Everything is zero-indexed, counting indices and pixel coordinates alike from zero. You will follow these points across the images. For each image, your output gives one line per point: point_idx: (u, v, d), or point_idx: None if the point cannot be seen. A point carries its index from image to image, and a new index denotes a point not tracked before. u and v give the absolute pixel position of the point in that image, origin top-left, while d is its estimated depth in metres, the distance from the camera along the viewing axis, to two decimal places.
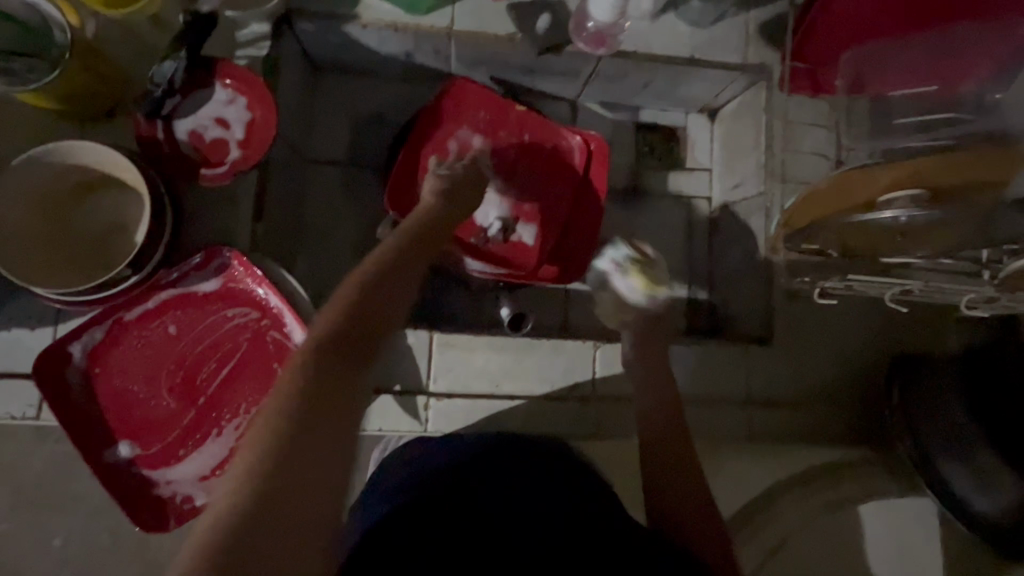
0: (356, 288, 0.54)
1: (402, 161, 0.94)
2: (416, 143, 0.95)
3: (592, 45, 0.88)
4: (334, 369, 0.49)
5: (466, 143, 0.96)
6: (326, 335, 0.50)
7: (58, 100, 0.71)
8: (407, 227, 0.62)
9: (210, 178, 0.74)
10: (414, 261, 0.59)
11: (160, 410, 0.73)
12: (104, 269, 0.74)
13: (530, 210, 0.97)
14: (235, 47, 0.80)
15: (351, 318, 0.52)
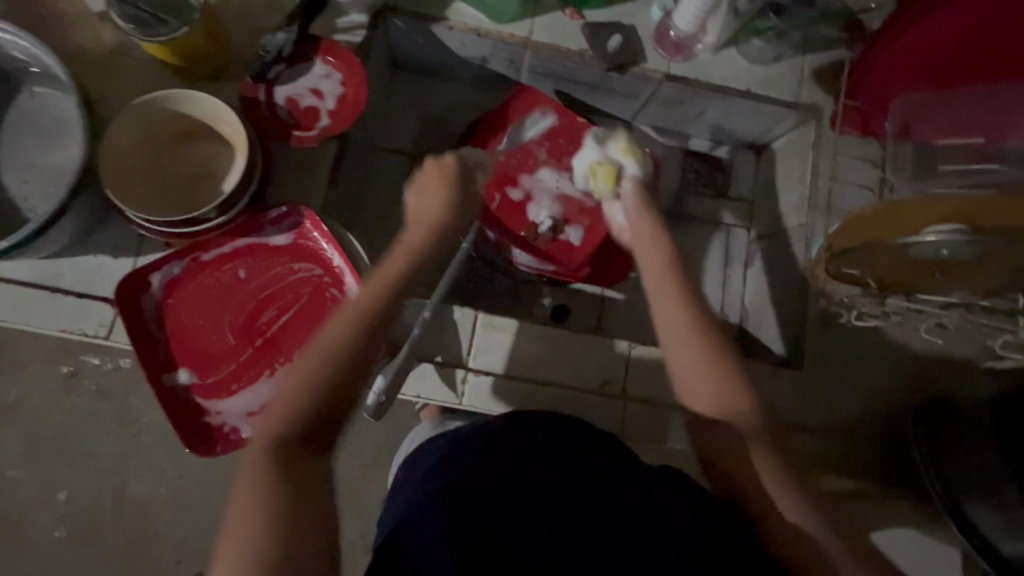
0: (313, 375, 0.55)
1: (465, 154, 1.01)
2: (481, 139, 1.02)
3: (671, 52, 0.96)
4: (301, 467, 0.51)
5: (526, 141, 1.02)
6: (288, 436, 0.52)
7: (180, 56, 0.78)
8: (361, 298, 0.60)
9: (300, 139, 0.80)
10: (370, 339, 0.58)
11: (220, 346, 0.78)
12: (189, 210, 0.80)
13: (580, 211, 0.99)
14: (335, 31, 0.89)
15: (309, 417, 0.54)
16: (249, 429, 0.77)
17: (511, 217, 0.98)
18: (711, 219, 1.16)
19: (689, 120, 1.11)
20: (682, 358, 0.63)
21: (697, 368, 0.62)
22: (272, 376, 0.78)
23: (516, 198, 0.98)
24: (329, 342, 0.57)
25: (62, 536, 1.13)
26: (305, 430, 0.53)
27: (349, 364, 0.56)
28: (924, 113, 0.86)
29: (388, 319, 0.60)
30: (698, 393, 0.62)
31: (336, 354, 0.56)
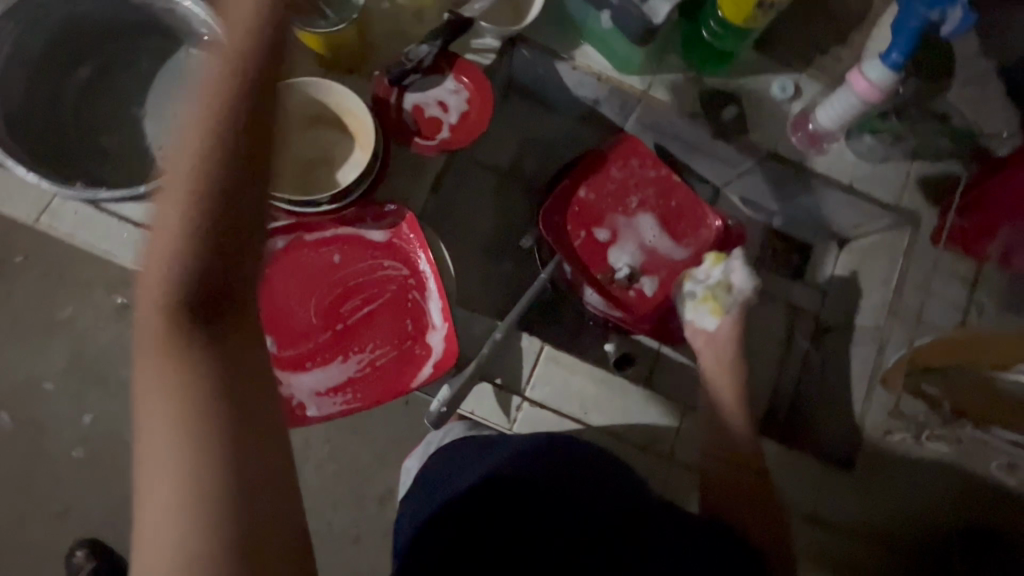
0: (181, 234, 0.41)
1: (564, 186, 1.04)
2: (578, 176, 1.04)
3: (805, 143, 0.96)
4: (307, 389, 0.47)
5: (620, 189, 1.04)
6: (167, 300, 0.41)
7: (328, 48, 0.83)
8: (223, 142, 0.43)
9: (420, 147, 0.84)
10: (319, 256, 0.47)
11: (302, 323, 0.81)
12: (303, 191, 0.84)
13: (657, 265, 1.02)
14: (468, 49, 0.93)
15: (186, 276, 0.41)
16: (314, 407, 0.79)
17: (595, 254, 1.01)
18: (780, 299, 1.15)
19: (778, 198, 1.11)
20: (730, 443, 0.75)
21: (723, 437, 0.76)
22: (344, 363, 0.81)
23: (602, 237, 1.02)
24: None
25: (80, 456, 1.14)
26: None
27: (209, 238, 0.40)
28: None
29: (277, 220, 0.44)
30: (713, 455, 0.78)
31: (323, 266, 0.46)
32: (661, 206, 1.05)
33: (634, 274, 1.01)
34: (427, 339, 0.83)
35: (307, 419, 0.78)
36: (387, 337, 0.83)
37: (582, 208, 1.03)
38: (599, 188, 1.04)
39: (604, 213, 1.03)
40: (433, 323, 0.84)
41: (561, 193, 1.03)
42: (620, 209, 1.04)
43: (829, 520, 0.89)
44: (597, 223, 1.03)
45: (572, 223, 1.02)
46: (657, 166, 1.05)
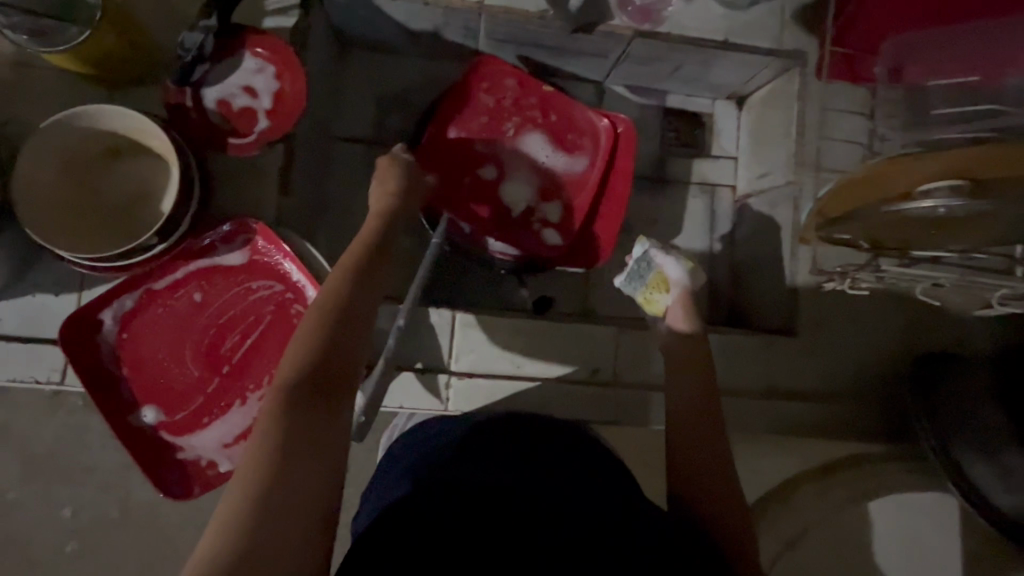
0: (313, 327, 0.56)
1: (431, 139, 0.93)
2: (442, 123, 0.93)
3: (637, 19, 0.89)
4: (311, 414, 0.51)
5: (495, 122, 0.94)
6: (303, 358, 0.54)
7: (91, 65, 0.70)
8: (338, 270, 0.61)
9: (238, 148, 0.72)
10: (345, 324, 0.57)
11: (183, 378, 0.73)
12: (129, 239, 0.73)
13: (555, 189, 0.95)
14: (264, 14, 0.78)
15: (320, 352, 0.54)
16: (227, 462, 0.72)
17: (489, 199, 0.93)
18: (693, 182, 1.10)
19: (662, 76, 1.03)
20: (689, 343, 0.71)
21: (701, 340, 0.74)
22: (244, 405, 0.73)
23: (490, 177, 0.94)
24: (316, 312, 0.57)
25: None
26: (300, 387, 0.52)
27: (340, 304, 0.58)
28: (917, 50, 0.80)
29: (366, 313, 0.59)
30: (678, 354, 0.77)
31: (331, 328, 0.56)
32: (544, 121, 0.95)
33: (536, 206, 0.94)
34: None
35: (224, 475, 0.72)
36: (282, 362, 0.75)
37: (461, 154, 0.93)
38: (470, 129, 0.94)
39: (485, 151, 0.94)
40: None
41: (431, 146, 0.92)
42: (501, 140, 0.95)
43: (787, 388, 0.88)
44: (481, 163, 0.94)
45: (452, 174, 0.92)
46: (522, 80, 0.94)
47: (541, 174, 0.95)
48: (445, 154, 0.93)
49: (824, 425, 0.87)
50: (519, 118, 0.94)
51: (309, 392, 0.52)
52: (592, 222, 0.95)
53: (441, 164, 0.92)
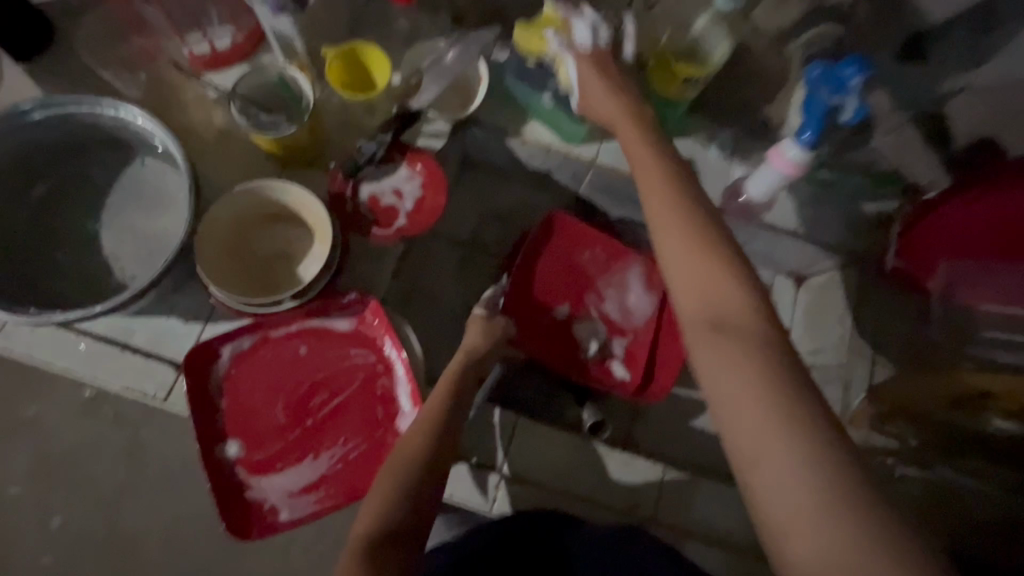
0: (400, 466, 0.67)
1: (518, 270, 1.02)
2: (529, 259, 1.03)
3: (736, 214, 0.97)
4: (386, 559, 0.59)
5: (579, 268, 1.04)
6: (390, 508, 0.63)
7: (281, 149, 0.86)
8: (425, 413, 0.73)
9: (379, 237, 0.87)
10: (428, 476, 0.67)
11: (271, 423, 0.80)
12: (265, 289, 0.85)
13: (625, 334, 1.02)
14: (420, 135, 0.95)
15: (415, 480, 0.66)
16: (288, 510, 0.77)
17: (559, 335, 1.02)
18: None
19: None
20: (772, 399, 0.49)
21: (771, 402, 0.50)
22: (317, 460, 0.80)
23: (562, 316, 1.02)
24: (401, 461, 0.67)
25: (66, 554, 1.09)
26: (381, 533, 0.61)
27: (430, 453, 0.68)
28: (969, 280, 0.89)
29: (443, 470, 0.68)
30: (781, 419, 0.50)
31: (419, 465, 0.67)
32: (620, 278, 1.04)
33: (600, 353, 1.02)
34: (398, 426, 0.82)
35: (280, 524, 0.76)
36: (359, 427, 0.82)
37: (539, 291, 1.03)
38: (551, 270, 1.03)
39: (560, 294, 1.03)
40: (403, 409, 0.83)
41: (516, 274, 1.02)
42: (577, 287, 1.04)
43: None
44: (556, 300, 1.03)
45: (529, 306, 1.02)
46: (603, 241, 1.04)
47: (613, 320, 1.03)
48: (527, 287, 1.02)
49: None
50: (601, 268, 1.04)
51: (386, 543, 0.60)
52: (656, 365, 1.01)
53: (521, 294, 1.02)
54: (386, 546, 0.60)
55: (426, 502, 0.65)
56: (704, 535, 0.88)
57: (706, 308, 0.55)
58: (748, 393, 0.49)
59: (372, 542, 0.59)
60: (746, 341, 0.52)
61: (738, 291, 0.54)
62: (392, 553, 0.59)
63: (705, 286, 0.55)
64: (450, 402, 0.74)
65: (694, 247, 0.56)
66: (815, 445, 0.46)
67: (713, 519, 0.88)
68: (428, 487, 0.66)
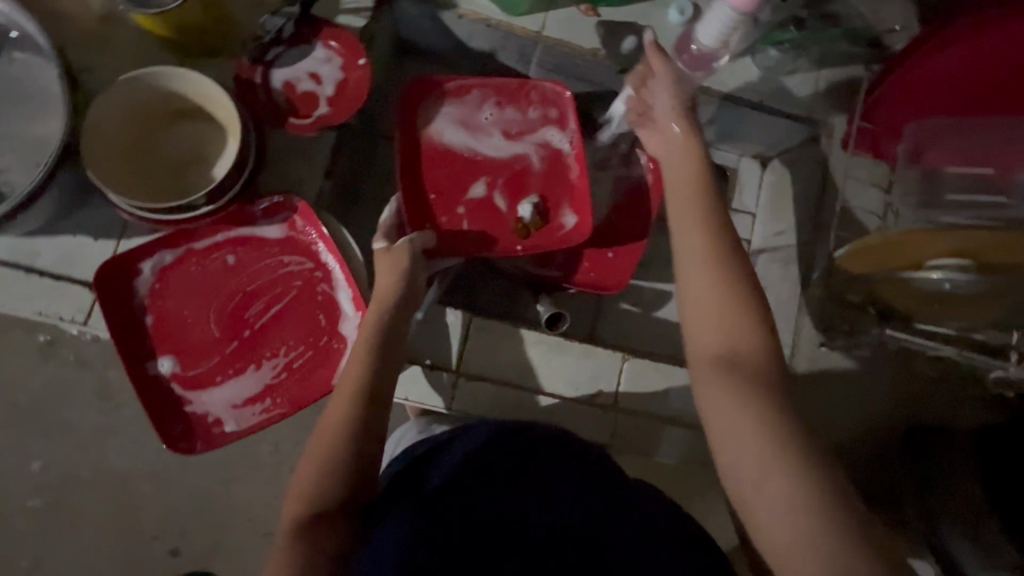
0: (337, 434, 0.62)
1: (403, 148, 0.88)
2: (412, 134, 0.88)
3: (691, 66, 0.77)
4: (324, 535, 0.58)
5: (475, 124, 0.90)
6: (329, 470, 0.60)
7: (171, 30, 0.74)
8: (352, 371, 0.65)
9: (297, 128, 0.77)
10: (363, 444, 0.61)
11: (204, 337, 0.76)
12: (177, 195, 0.76)
13: (558, 182, 0.90)
14: (338, 11, 0.84)
15: (351, 444, 0.61)
16: (233, 422, 0.74)
17: (483, 216, 0.88)
18: None
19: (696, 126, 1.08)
20: (707, 304, 0.59)
21: (710, 302, 0.59)
22: (259, 370, 0.76)
23: (478, 194, 0.89)
24: (327, 440, 0.61)
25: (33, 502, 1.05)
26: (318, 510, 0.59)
27: (364, 412, 0.63)
28: (938, 138, 0.86)
29: (373, 433, 0.62)
30: (707, 329, 0.58)
31: (352, 433, 0.61)
32: (521, 115, 0.91)
33: (536, 217, 0.88)
34: (344, 331, 0.78)
35: (226, 436, 0.74)
36: (300, 335, 0.78)
37: (443, 180, 0.88)
38: (443, 137, 0.89)
39: (471, 170, 0.89)
40: (347, 314, 0.79)
41: (410, 175, 0.87)
42: (481, 152, 0.90)
43: None
44: (465, 180, 0.89)
45: (438, 201, 0.87)
46: (487, 80, 0.90)
47: (536, 170, 0.90)
48: (422, 162, 0.88)
49: None
50: (499, 122, 0.91)
51: (324, 519, 0.59)
52: (617, 229, 0.99)
53: (425, 191, 0.87)
54: (319, 527, 0.58)
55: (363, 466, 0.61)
56: (671, 420, 0.89)
57: (725, 343, 0.57)
58: (717, 303, 0.58)
59: (305, 520, 0.58)
60: (741, 372, 0.55)
61: (741, 312, 0.58)
62: (333, 530, 0.59)
63: (720, 326, 0.58)
64: (376, 367, 0.66)
65: (703, 299, 0.59)
66: (779, 443, 0.51)
67: (678, 404, 0.89)
68: (370, 440, 0.62)
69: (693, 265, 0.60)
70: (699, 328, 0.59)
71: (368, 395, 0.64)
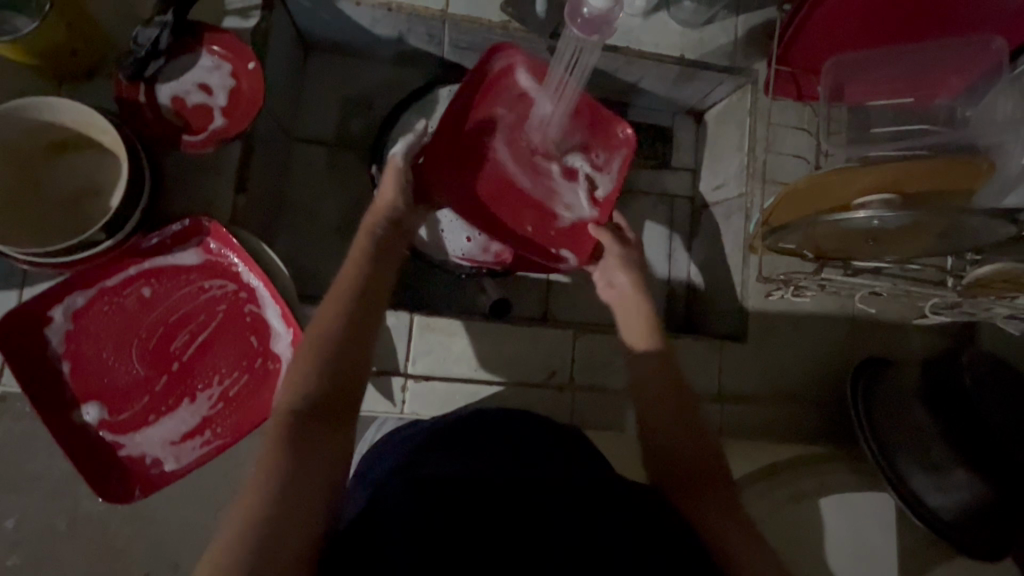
0: (325, 340, 0.61)
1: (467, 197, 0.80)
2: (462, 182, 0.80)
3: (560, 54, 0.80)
4: (320, 429, 0.57)
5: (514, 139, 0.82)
6: (312, 382, 0.59)
7: (37, 56, 0.68)
8: (346, 282, 0.66)
9: (191, 144, 0.72)
10: (353, 336, 0.62)
11: (128, 378, 0.72)
12: (75, 231, 0.72)
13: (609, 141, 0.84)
14: (224, 14, 0.79)
15: (337, 347, 0.61)
16: (173, 460, 0.72)
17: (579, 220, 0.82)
18: (653, 192, 1.13)
19: (623, 88, 1.06)
20: (636, 330, 0.74)
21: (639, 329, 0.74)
22: (193, 403, 0.73)
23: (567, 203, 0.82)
24: (319, 341, 0.61)
25: None
26: (308, 410, 0.57)
27: (359, 311, 0.64)
28: (856, 70, 0.84)
29: (361, 337, 0.63)
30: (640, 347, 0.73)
31: (348, 331, 0.62)
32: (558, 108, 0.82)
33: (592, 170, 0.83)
34: (277, 350, 0.75)
35: (167, 475, 0.71)
36: (232, 362, 0.75)
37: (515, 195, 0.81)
38: (499, 164, 0.82)
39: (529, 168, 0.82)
40: (277, 332, 0.76)
41: (491, 206, 0.81)
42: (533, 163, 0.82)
43: (738, 392, 0.92)
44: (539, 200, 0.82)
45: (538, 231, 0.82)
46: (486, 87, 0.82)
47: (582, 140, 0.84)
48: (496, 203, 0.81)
49: (785, 426, 0.92)
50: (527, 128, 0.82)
51: (302, 422, 0.57)
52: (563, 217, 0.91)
53: (520, 231, 0.81)
54: (312, 426, 0.57)
55: (354, 367, 0.61)
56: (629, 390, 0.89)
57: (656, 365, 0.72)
58: (640, 329, 0.74)
59: (288, 425, 0.56)
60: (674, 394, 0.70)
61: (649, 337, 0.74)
62: (311, 440, 0.56)
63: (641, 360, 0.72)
64: (371, 274, 0.67)
65: (637, 334, 0.74)
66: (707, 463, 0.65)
67: None
68: (359, 344, 0.62)
69: (628, 320, 0.75)
70: (628, 337, 0.75)
71: (359, 299, 0.65)
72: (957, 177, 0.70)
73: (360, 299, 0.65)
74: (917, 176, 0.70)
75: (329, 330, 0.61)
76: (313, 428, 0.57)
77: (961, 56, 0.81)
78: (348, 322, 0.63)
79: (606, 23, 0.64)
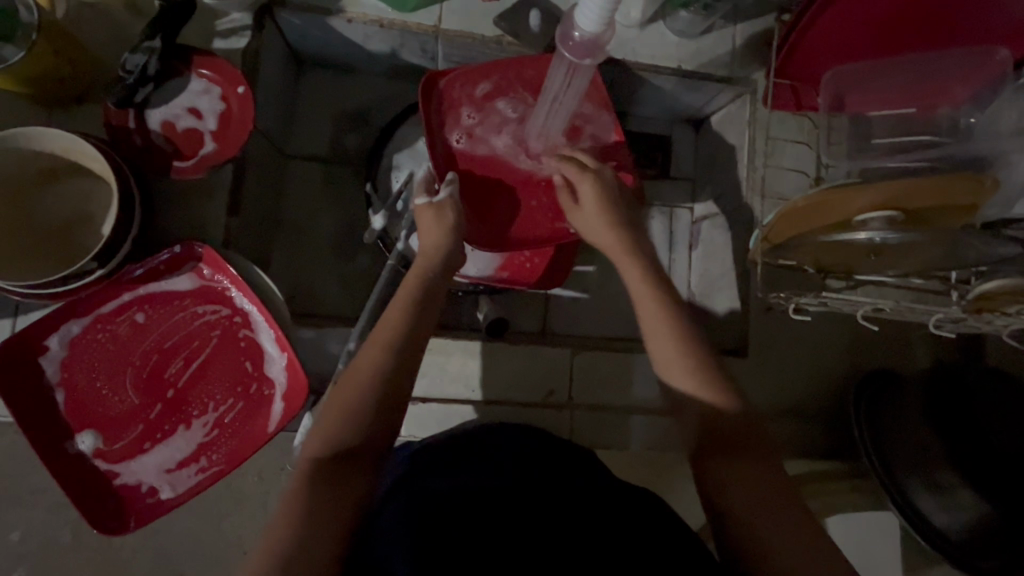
0: (366, 379, 0.60)
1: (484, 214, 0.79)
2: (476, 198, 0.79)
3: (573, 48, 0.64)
4: (340, 483, 0.56)
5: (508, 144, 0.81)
6: (348, 424, 0.58)
7: (25, 84, 0.68)
8: (385, 323, 0.64)
9: (182, 171, 0.71)
10: (392, 390, 0.61)
11: (123, 406, 0.72)
12: (65, 260, 0.71)
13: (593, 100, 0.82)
14: (214, 36, 0.78)
15: (380, 389, 0.60)
16: (168, 487, 0.71)
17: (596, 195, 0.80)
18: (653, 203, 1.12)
19: (621, 98, 1.05)
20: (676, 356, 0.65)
21: (670, 351, 0.65)
22: (189, 430, 0.73)
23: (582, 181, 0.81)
24: (354, 392, 0.60)
25: None
26: (335, 457, 0.57)
27: (399, 349, 0.62)
28: (855, 83, 0.83)
29: (401, 380, 0.61)
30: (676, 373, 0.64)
31: (387, 374, 0.61)
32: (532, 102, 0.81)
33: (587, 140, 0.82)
34: (271, 375, 0.75)
35: (162, 503, 0.70)
36: (227, 387, 0.74)
37: (523, 205, 0.80)
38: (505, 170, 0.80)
39: (534, 179, 0.81)
40: (272, 357, 0.75)
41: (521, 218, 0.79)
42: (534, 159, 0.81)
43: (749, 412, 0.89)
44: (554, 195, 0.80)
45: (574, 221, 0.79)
46: (450, 127, 0.80)
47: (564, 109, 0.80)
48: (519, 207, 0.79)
49: (785, 440, 0.91)
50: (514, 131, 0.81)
51: (337, 463, 0.57)
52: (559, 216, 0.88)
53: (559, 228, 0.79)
54: (337, 474, 0.56)
55: (384, 428, 0.60)
56: (631, 407, 0.88)
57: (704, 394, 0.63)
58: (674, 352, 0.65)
59: (321, 465, 0.56)
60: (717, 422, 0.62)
61: (691, 356, 0.65)
62: (343, 476, 0.56)
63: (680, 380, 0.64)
64: (411, 308, 0.65)
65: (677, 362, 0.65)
66: (760, 493, 0.58)
67: (634, 390, 0.89)
68: (400, 384, 0.61)
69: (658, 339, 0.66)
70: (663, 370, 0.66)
71: (400, 337, 0.63)
72: (960, 196, 0.67)
73: (401, 338, 0.63)
74: (924, 193, 0.67)
75: (373, 370, 0.60)
76: (351, 471, 0.56)
77: (962, 68, 0.79)
78: (392, 366, 0.61)
79: (598, 46, 0.62)
